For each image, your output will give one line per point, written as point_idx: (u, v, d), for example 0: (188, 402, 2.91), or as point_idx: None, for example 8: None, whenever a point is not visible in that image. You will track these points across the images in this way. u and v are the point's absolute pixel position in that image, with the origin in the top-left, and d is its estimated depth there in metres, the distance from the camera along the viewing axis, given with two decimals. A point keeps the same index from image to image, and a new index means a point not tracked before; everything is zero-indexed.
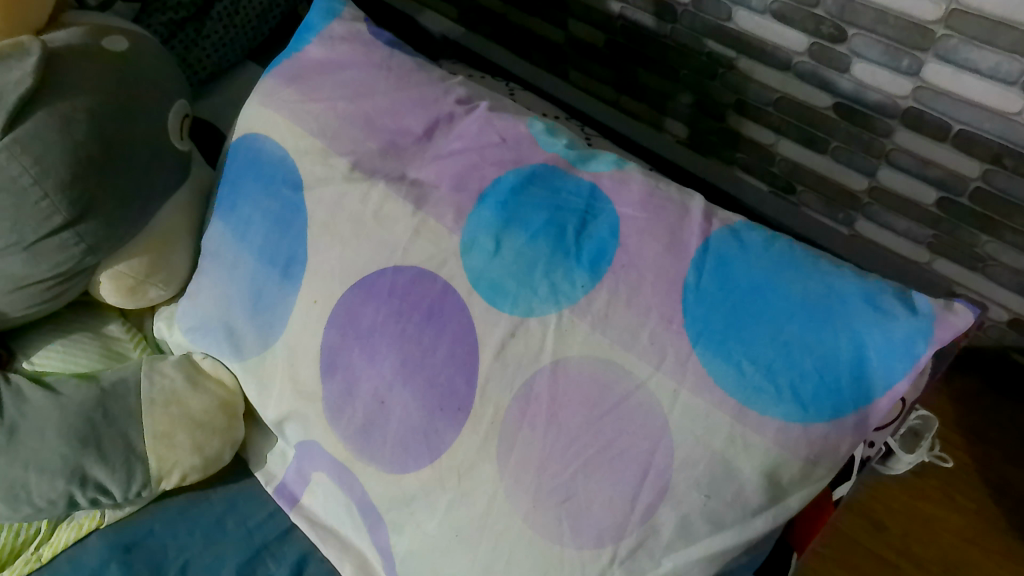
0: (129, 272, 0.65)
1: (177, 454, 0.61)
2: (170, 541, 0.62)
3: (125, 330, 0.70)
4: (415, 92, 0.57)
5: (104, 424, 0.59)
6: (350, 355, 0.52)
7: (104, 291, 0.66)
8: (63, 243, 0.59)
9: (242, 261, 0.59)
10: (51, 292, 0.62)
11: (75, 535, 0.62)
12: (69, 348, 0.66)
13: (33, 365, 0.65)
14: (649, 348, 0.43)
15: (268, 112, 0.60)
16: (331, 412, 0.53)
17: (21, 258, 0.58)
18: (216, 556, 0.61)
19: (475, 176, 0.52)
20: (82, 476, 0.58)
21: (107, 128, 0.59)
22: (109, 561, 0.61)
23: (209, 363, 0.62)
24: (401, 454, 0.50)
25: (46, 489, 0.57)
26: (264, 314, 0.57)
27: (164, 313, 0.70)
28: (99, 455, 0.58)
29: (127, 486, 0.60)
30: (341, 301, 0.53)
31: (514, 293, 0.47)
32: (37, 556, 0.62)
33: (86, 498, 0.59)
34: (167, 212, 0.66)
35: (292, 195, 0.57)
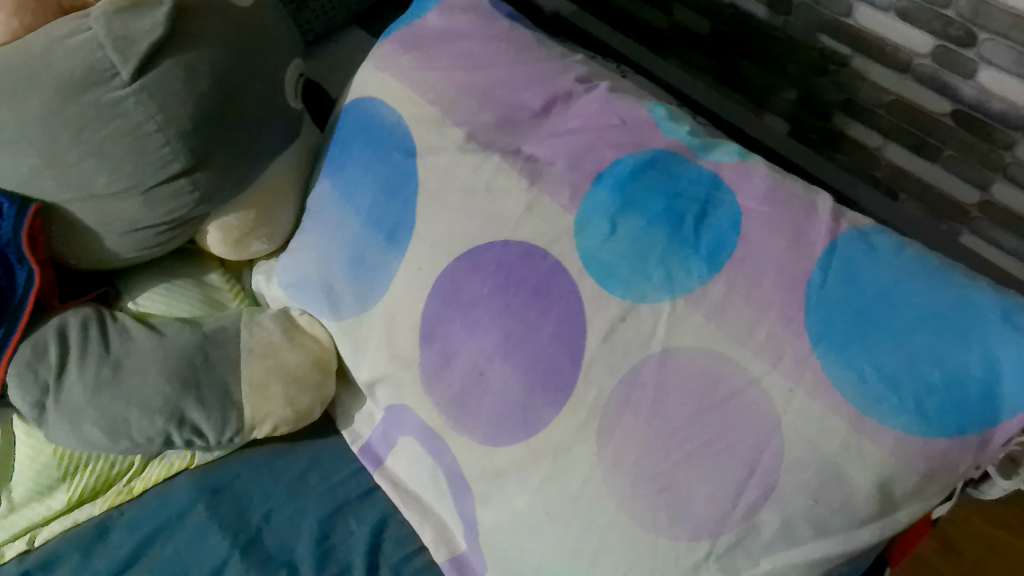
0: (236, 224, 0.67)
1: (269, 406, 0.62)
2: (254, 488, 0.65)
3: (225, 280, 0.72)
4: (533, 67, 0.57)
5: (204, 368, 0.61)
6: (451, 325, 0.52)
7: (211, 241, 0.68)
8: (178, 191, 0.61)
9: (347, 222, 0.60)
10: (161, 237, 0.65)
11: (166, 472, 0.67)
12: (171, 294, 0.69)
13: (136, 305, 0.68)
14: (766, 346, 0.42)
15: (385, 77, 0.60)
16: (427, 378, 0.54)
17: (139, 201, 0.61)
18: (297, 508, 0.63)
19: (592, 156, 0.51)
20: (180, 417, 0.60)
21: (227, 82, 0.60)
22: (196, 501, 0.64)
23: (306, 320, 0.64)
24: (496, 427, 0.50)
25: (146, 426, 0.60)
26: (365, 276, 0.58)
27: (263, 267, 0.72)
28: (197, 398, 0.61)
29: (221, 430, 0.62)
30: (447, 270, 0.53)
31: (626, 277, 0.46)
32: (129, 489, 0.67)
33: (182, 439, 0.61)
34: (276, 169, 0.67)
35: (404, 161, 0.57)
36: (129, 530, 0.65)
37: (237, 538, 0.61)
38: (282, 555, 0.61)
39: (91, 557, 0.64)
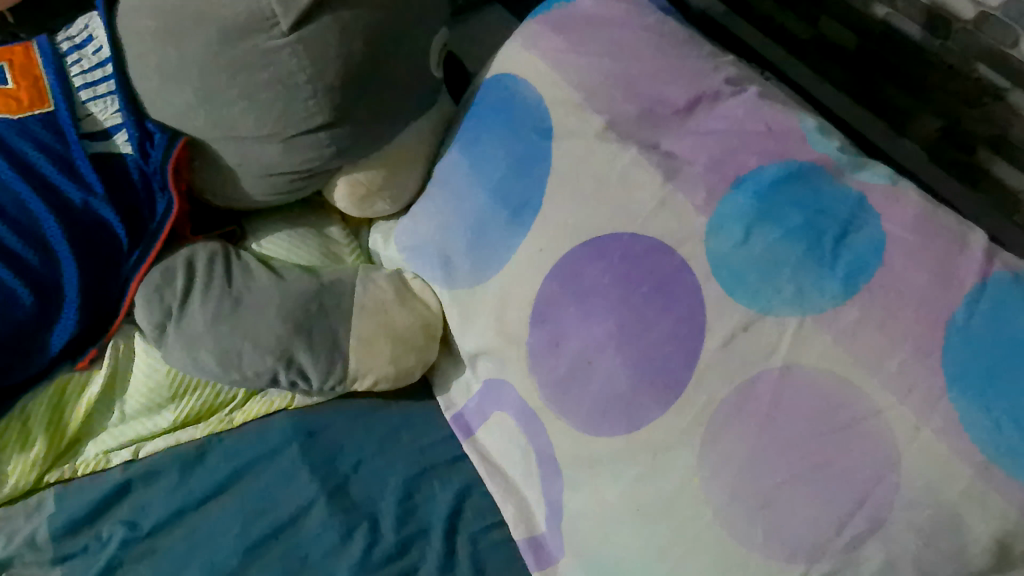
0: (365, 181, 0.68)
1: (373, 362, 0.64)
2: (347, 437, 0.67)
3: (344, 235, 0.74)
4: (683, 63, 0.56)
5: (318, 316, 0.64)
6: (565, 309, 0.53)
7: (338, 195, 0.69)
8: (316, 142, 0.63)
9: (473, 195, 0.61)
10: (293, 185, 0.67)
11: (266, 409, 0.70)
12: (293, 241, 0.71)
13: (260, 247, 0.71)
14: (895, 378, 0.41)
15: (530, 56, 0.61)
16: (533, 358, 0.55)
17: (279, 147, 0.63)
18: (385, 463, 0.66)
19: (734, 160, 0.50)
20: (289, 358, 0.63)
21: (378, 43, 0.62)
22: (291, 441, 0.68)
23: (419, 285, 0.66)
24: (597, 416, 0.51)
25: (256, 362, 0.63)
26: (484, 249, 0.59)
27: (382, 227, 0.73)
28: (307, 342, 0.63)
29: (325, 377, 0.64)
30: (569, 255, 0.54)
31: (754, 287, 0.46)
32: (230, 419, 0.71)
33: (287, 379, 0.64)
34: (410, 133, 0.68)
35: (539, 142, 0.58)
36: (227, 457, 0.69)
37: (325, 482, 0.65)
38: (366, 505, 0.64)
39: (189, 475, 0.69)
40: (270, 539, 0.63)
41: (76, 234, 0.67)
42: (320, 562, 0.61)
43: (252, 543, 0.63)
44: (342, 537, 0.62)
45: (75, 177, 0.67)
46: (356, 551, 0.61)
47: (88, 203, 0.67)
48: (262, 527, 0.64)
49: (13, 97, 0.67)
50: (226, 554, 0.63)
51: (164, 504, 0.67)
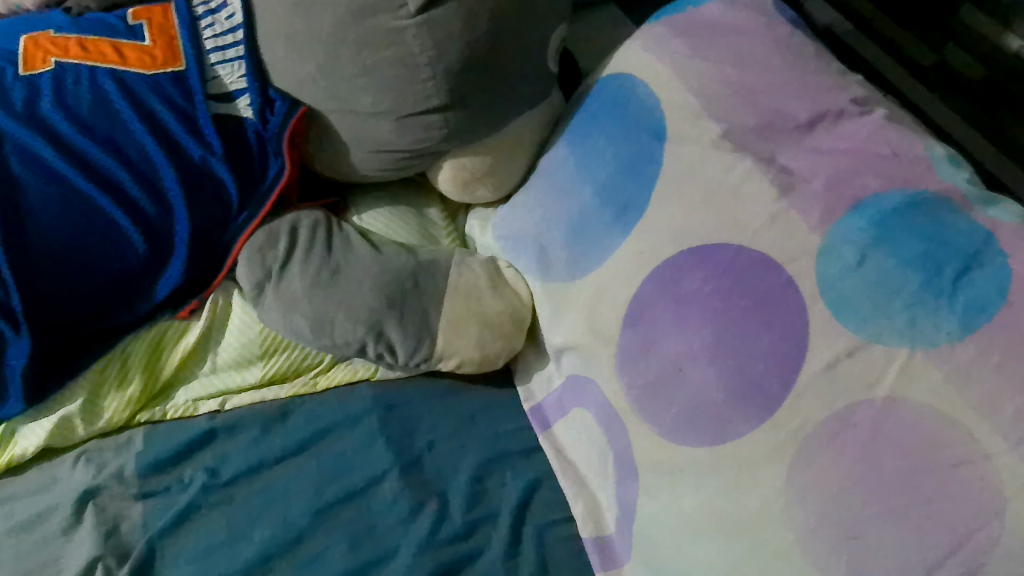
0: (469, 167, 0.69)
1: (460, 344, 0.65)
2: (425, 415, 0.69)
3: (442, 218, 0.75)
4: (810, 77, 0.55)
5: (412, 293, 0.66)
6: (660, 314, 0.54)
7: (441, 178, 0.71)
8: (428, 124, 0.64)
9: (578, 192, 0.62)
10: (400, 163, 0.69)
11: (348, 377, 0.72)
12: (392, 219, 0.73)
13: (360, 221, 0.73)
14: (1011, 424, 0.39)
15: (650, 58, 0.61)
16: (622, 360, 0.56)
17: (392, 125, 0.65)
18: (460, 445, 0.67)
19: (854, 182, 0.49)
20: (379, 331, 0.65)
21: (500, 31, 0.62)
22: (371, 412, 0.69)
23: (512, 274, 0.67)
24: (683, 426, 0.51)
25: (347, 331, 0.65)
26: (583, 246, 0.61)
27: (480, 214, 0.75)
28: (398, 318, 0.65)
29: (411, 354, 0.65)
30: (671, 261, 0.54)
31: (864, 312, 0.45)
32: (313, 383, 0.73)
33: (374, 352, 0.66)
34: (519, 123, 0.68)
35: (649, 143, 0.58)
36: (307, 420, 0.71)
37: (399, 455, 0.66)
38: (436, 483, 0.65)
39: (269, 433, 0.71)
40: (341, 504, 0.65)
41: (191, 188, 0.70)
42: (387, 532, 0.63)
43: (324, 506, 0.65)
44: (411, 512, 0.64)
45: (196, 134, 0.70)
46: (423, 528, 0.62)
47: (206, 160, 0.70)
48: (335, 491, 0.66)
49: (148, 55, 0.70)
50: (298, 513, 0.65)
51: (244, 457, 0.70)
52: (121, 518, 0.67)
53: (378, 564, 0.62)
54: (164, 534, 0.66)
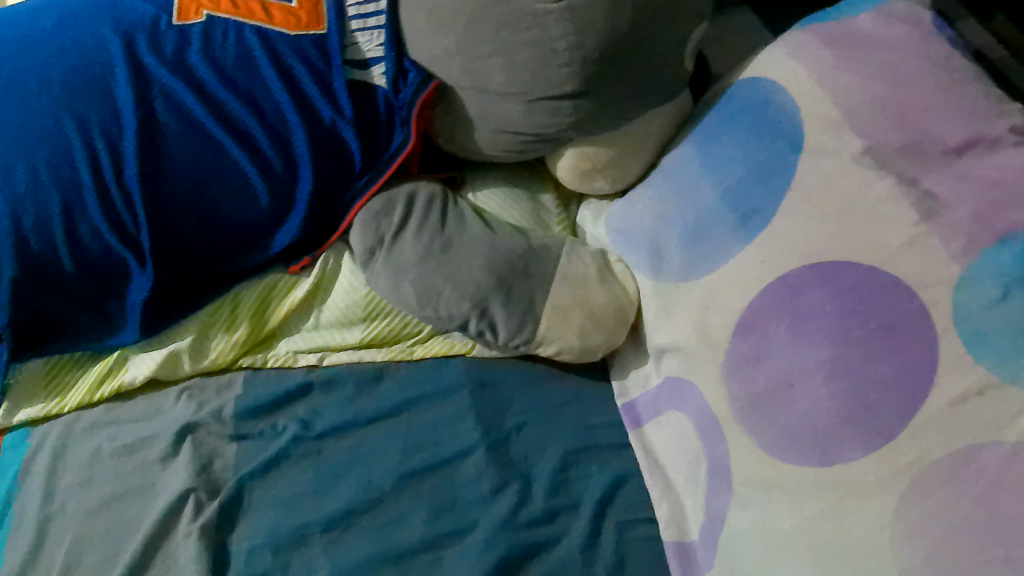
0: (591, 157, 0.69)
1: (562, 332, 0.66)
2: (516, 396, 0.70)
3: (555, 204, 0.75)
4: (964, 101, 0.52)
5: (522, 274, 0.66)
6: (775, 328, 0.53)
7: (561, 165, 0.71)
8: (558, 110, 0.65)
9: (700, 192, 0.62)
10: (523, 146, 0.69)
11: (444, 350, 0.73)
12: (506, 199, 0.73)
13: (475, 198, 0.74)
14: None
15: (794, 65, 0.59)
16: (729, 369, 0.56)
17: (521, 107, 0.65)
18: (549, 430, 0.68)
19: (1005, 214, 0.47)
20: (484, 309, 0.66)
21: (643, 25, 0.62)
22: (464, 386, 0.71)
23: (621, 270, 0.67)
24: (787, 443, 0.51)
25: (453, 305, 0.66)
26: (701, 249, 0.60)
27: (593, 205, 0.75)
28: (504, 298, 0.66)
29: (513, 334, 0.66)
30: (793, 274, 0.53)
31: (1000, 349, 0.44)
32: (409, 352, 0.74)
33: (476, 329, 0.67)
34: (648, 118, 0.68)
35: (784, 152, 0.57)
36: (401, 386, 0.73)
37: (488, 433, 0.68)
38: (521, 466, 0.66)
39: (362, 393, 0.73)
40: (425, 472, 0.67)
41: (319, 148, 0.72)
42: (468, 506, 0.65)
43: (409, 472, 0.67)
44: (493, 490, 0.65)
45: (330, 98, 0.72)
46: (504, 507, 0.63)
47: (335, 123, 0.72)
48: (420, 459, 0.67)
49: (294, 16, 0.72)
50: (382, 475, 0.67)
51: (337, 413, 0.72)
52: (215, 455, 0.71)
53: (456, 535, 0.63)
54: (253, 476, 0.69)
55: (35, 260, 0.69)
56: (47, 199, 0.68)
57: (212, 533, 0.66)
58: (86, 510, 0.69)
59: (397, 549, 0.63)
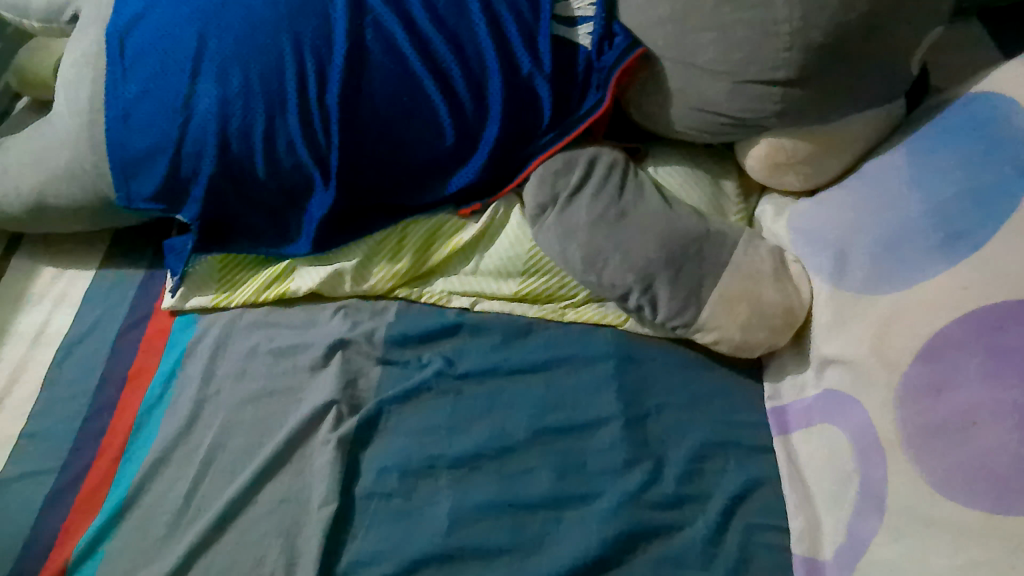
0: (786, 150, 0.67)
1: (725, 321, 0.65)
2: (662, 377, 0.70)
3: (735, 192, 0.74)
4: None
5: (693, 257, 0.66)
6: (965, 359, 0.51)
7: (752, 152, 0.69)
8: (765, 96, 0.63)
9: (905, 205, 0.58)
10: (717, 128, 0.68)
11: (597, 318, 0.74)
12: (686, 178, 0.73)
13: (654, 172, 0.73)
14: None
15: None
16: (903, 393, 0.54)
17: (726, 87, 0.64)
18: (690, 418, 0.67)
19: None
20: (648, 284, 0.66)
21: (877, 19, 0.58)
22: (611, 357, 0.71)
23: (797, 271, 0.66)
24: (957, 481, 0.49)
25: (618, 275, 0.67)
26: (895, 264, 0.57)
27: (776, 200, 0.72)
28: (671, 277, 0.66)
29: (672, 315, 0.66)
30: (996, 307, 0.50)
31: None
32: (561, 313, 0.75)
33: (635, 302, 0.68)
34: (856, 119, 0.65)
35: (1010, 177, 0.53)
36: (547, 344, 0.73)
37: (627, 408, 0.68)
38: (655, 446, 0.66)
39: (509, 344, 0.74)
40: (560, 432, 0.68)
41: (511, 98, 0.73)
42: (597, 473, 0.65)
43: (543, 428, 0.68)
44: (625, 464, 0.65)
45: (532, 50, 0.73)
46: (635, 481, 0.64)
47: (532, 76, 0.73)
48: (557, 419, 0.68)
49: None
50: (516, 427, 0.69)
51: (482, 357, 0.73)
52: (361, 373, 0.74)
53: (583, 498, 0.64)
54: (393, 402, 0.71)
55: (234, 160, 0.74)
56: (255, 107, 0.72)
57: (348, 446, 0.69)
58: (237, 400, 0.74)
59: (521, 498, 0.65)
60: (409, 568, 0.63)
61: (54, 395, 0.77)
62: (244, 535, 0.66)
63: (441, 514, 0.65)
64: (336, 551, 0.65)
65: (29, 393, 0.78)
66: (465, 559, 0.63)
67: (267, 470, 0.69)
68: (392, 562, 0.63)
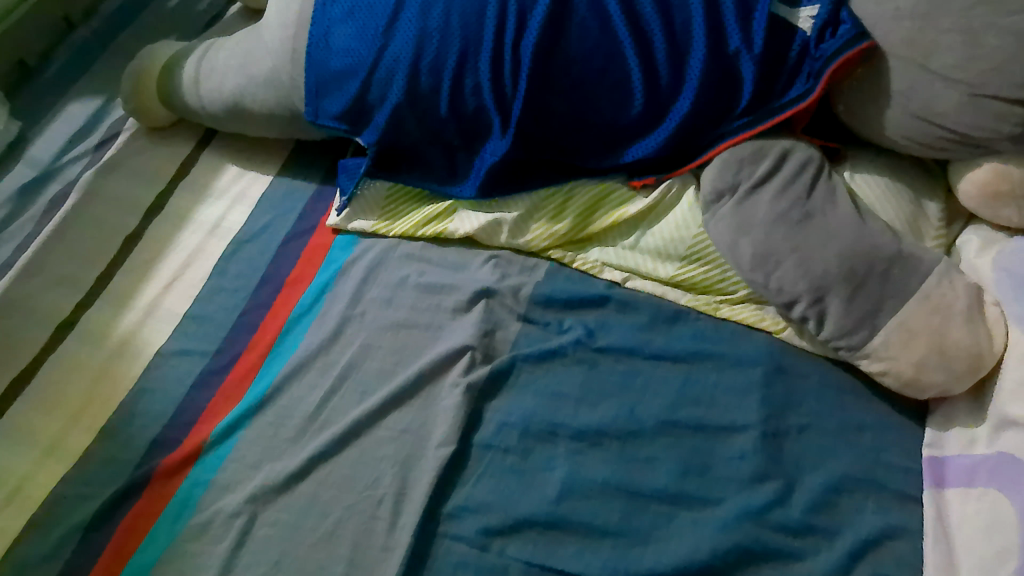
0: (1013, 180, 0.61)
1: (897, 353, 0.60)
2: (811, 396, 0.65)
3: (938, 216, 0.67)
4: None
5: (877, 276, 0.61)
6: None
7: (968, 177, 0.63)
8: (1003, 114, 0.58)
9: None
10: (936, 144, 0.63)
11: (751, 320, 0.70)
12: (887, 190, 0.66)
13: (850, 179, 0.67)
14: None
15: None
16: None
17: (958, 99, 0.59)
18: (835, 446, 0.63)
19: None
20: (820, 297, 0.62)
21: None
22: (761, 363, 0.67)
23: (994, 315, 0.60)
24: None
25: (788, 280, 0.63)
26: None
27: (984, 232, 0.66)
28: (848, 295, 0.61)
29: (840, 333, 0.62)
30: None
31: None
32: (715, 308, 0.71)
33: (800, 313, 0.63)
34: None
35: None
36: (694, 335, 0.70)
37: (768, 420, 0.64)
38: (791, 466, 0.62)
39: (655, 327, 0.72)
40: (690, 429, 0.65)
41: (711, 75, 0.69)
42: (722, 480, 0.62)
43: (673, 420, 0.66)
44: (754, 477, 0.62)
45: (744, 27, 0.68)
46: (762, 498, 0.61)
47: (738, 55, 0.68)
48: (690, 415, 0.66)
49: None
50: (646, 413, 0.67)
51: (625, 335, 0.71)
52: (500, 326, 0.74)
53: (701, 503, 0.62)
54: (527, 360, 0.71)
55: (419, 96, 0.75)
56: (450, 45, 0.72)
57: (476, 394, 0.70)
58: (380, 326, 0.76)
59: (638, 485, 0.63)
60: (513, 526, 0.63)
61: (220, 285, 0.83)
62: (364, 454, 0.68)
63: (553, 481, 0.64)
64: (446, 491, 0.65)
65: (199, 278, 0.83)
66: (568, 532, 0.62)
67: (397, 398, 0.71)
68: (498, 515, 0.64)
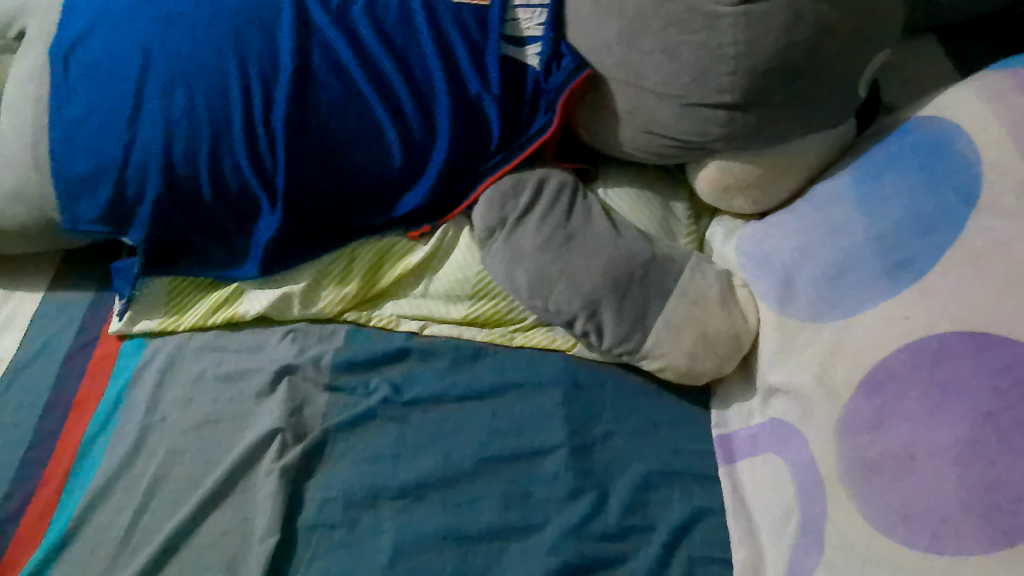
0: (736, 173, 0.67)
1: (670, 348, 0.64)
2: (609, 403, 0.69)
3: (686, 215, 0.73)
4: None
5: (639, 281, 0.65)
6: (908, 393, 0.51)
7: (700, 176, 0.70)
8: (711, 118, 0.64)
9: (853, 231, 0.59)
10: (665, 150, 0.69)
11: (544, 343, 0.73)
12: (637, 198, 0.72)
13: (603, 194, 0.73)
14: None
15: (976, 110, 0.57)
16: (846, 425, 0.55)
17: (674, 109, 0.65)
18: (638, 445, 0.66)
19: None
20: (595, 310, 0.66)
21: (818, 48, 0.59)
22: (558, 383, 0.70)
23: (744, 294, 0.65)
24: (897, 517, 0.50)
25: (563, 300, 0.66)
26: (840, 288, 0.58)
27: (726, 222, 0.72)
28: (618, 302, 0.65)
29: (620, 342, 0.66)
30: (940, 337, 0.51)
31: None
32: (509, 338, 0.74)
33: (582, 328, 0.67)
34: (802, 146, 0.66)
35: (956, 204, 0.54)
36: (494, 369, 0.72)
37: (573, 436, 0.67)
38: (601, 476, 0.65)
39: (457, 369, 0.73)
40: (506, 460, 0.67)
41: (460, 119, 0.72)
42: (541, 503, 0.64)
43: (488, 456, 0.67)
44: (570, 494, 0.64)
45: (479, 71, 0.72)
46: (581, 512, 0.63)
47: (481, 97, 0.72)
48: (504, 446, 0.67)
49: None
50: (461, 455, 0.67)
51: (430, 383, 0.72)
52: (307, 401, 0.72)
53: (525, 532, 0.63)
54: (339, 429, 0.70)
55: (180, 183, 0.73)
56: (200, 131, 0.70)
57: (293, 477, 0.67)
58: (184, 428, 0.72)
59: (466, 528, 0.63)
60: None
61: None
62: (185, 568, 0.64)
63: (383, 546, 0.64)
64: None
65: None
66: None
67: (210, 500, 0.67)
68: None
